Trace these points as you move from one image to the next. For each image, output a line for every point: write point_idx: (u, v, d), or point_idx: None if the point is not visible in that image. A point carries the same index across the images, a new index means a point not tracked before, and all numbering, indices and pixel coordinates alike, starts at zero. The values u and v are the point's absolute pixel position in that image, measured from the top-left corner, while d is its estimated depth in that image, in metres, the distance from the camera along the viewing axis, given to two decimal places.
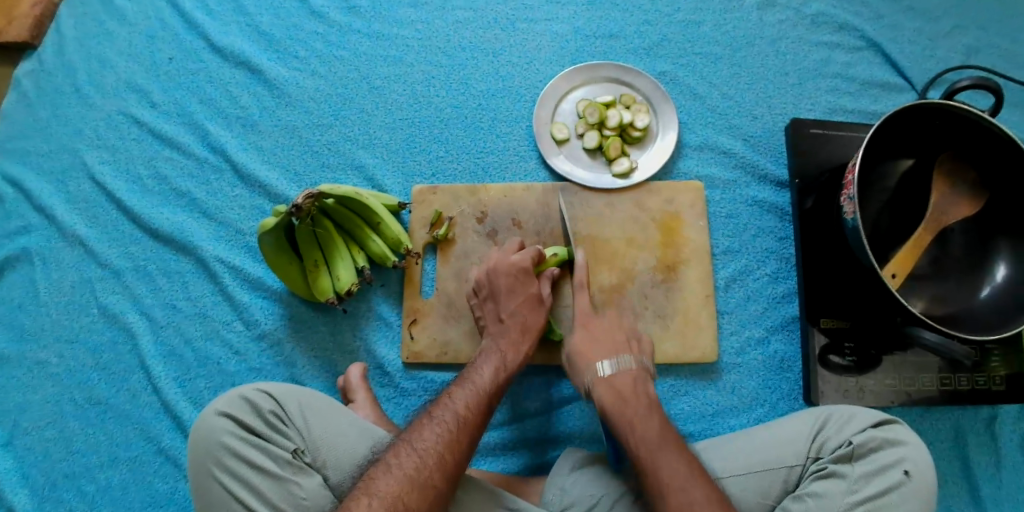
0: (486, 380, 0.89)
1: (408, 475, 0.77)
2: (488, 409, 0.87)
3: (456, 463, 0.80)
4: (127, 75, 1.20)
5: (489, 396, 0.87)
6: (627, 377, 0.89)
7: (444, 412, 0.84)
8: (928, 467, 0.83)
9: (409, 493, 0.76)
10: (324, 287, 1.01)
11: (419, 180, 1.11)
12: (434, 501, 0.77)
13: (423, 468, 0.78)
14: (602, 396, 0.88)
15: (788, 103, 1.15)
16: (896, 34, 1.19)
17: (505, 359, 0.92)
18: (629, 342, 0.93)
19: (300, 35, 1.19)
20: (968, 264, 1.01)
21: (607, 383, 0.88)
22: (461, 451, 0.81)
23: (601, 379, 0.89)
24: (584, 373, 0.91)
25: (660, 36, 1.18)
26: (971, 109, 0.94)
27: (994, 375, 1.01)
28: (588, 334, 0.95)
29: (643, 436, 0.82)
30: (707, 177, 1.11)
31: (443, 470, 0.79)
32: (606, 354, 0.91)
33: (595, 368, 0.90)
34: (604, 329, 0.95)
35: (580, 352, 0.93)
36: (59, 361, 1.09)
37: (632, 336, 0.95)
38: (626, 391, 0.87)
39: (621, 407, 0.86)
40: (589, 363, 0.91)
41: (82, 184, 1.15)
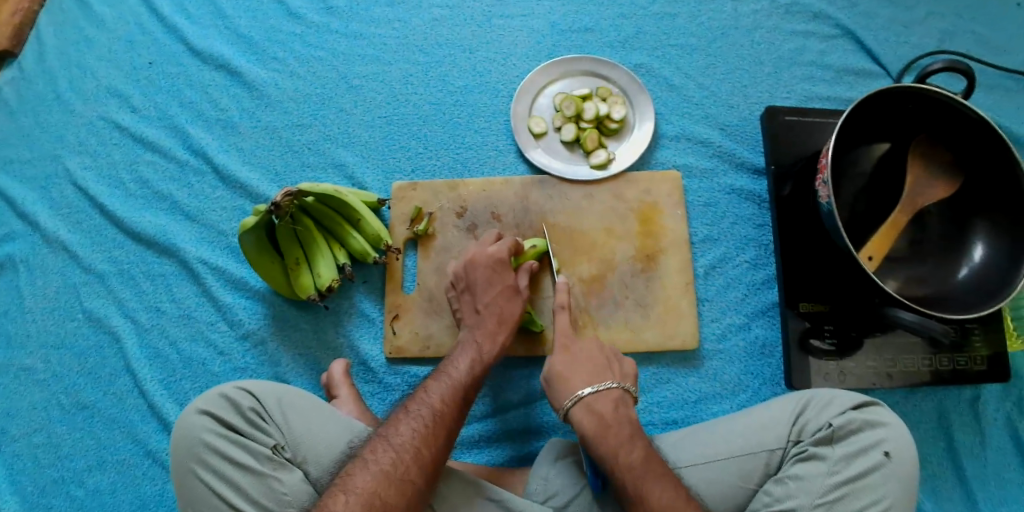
0: (463, 373, 0.90)
1: (384, 471, 0.77)
2: (464, 402, 0.88)
3: (434, 457, 0.81)
4: (108, 81, 1.21)
5: (465, 388, 0.88)
6: (609, 400, 0.87)
7: (420, 406, 0.85)
8: (908, 446, 0.83)
9: (386, 488, 0.76)
10: (305, 285, 1.02)
11: (399, 177, 1.12)
12: (412, 496, 0.77)
13: (399, 463, 0.78)
14: (584, 425, 0.85)
15: (764, 92, 1.16)
16: (870, 21, 1.20)
17: (482, 352, 0.93)
18: (610, 366, 0.92)
19: (279, 36, 1.20)
20: (945, 246, 1.01)
21: (589, 410, 0.86)
22: (438, 445, 0.82)
23: (582, 403, 0.87)
24: (565, 397, 0.89)
25: (635, 29, 1.19)
26: (941, 91, 0.95)
27: (976, 355, 1.01)
28: (569, 356, 0.92)
29: (629, 464, 0.81)
30: (685, 167, 1.12)
31: (420, 465, 0.79)
32: (589, 379, 0.89)
33: (576, 394, 0.87)
34: (585, 349, 0.93)
35: (564, 377, 0.90)
36: (45, 367, 1.09)
37: (611, 357, 0.94)
38: (608, 417, 0.85)
39: (604, 435, 0.84)
40: (572, 388, 0.89)
41: (66, 190, 1.16)
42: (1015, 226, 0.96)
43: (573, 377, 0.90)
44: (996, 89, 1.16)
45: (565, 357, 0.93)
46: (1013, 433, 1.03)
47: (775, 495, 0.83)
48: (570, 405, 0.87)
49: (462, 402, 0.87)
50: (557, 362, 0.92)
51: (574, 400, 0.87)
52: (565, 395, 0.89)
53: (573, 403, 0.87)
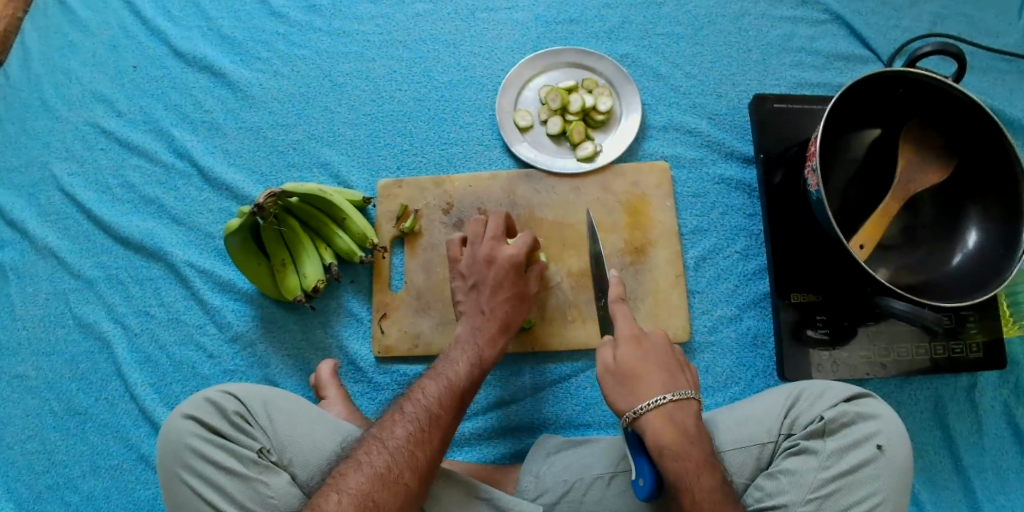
0: (463, 376, 0.88)
1: (378, 473, 0.77)
2: (461, 404, 0.86)
3: (428, 459, 0.80)
4: (92, 85, 1.19)
5: (462, 389, 0.87)
6: (689, 413, 0.79)
7: (416, 408, 0.83)
8: (901, 438, 0.82)
9: (379, 490, 0.76)
10: (292, 286, 1.01)
11: (385, 174, 1.11)
12: (405, 498, 0.77)
13: (394, 466, 0.78)
14: (662, 438, 0.77)
15: (752, 80, 1.14)
16: (859, 6, 1.18)
17: (478, 352, 0.92)
18: (682, 371, 0.83)
19: (262, 36, 1.19)
20: (937, 232, 0.99)
21: (670, 421, 0.78)
22: (432, 447, 0.81)
23: (661, 413, 0.78)
24: (638, 400, 0.80)
25: (621, 19, 1.18)
26: (931, 75, 0.93)
27: (971, 342, 1.00)
28: (641, 351, 0.83)
29: (709, 490, 0.74)
30: (673, 157, 1.11)
31: (414, 467, 0.78)
32: (667, 384, 0.80)
33: (655, 400, 0.78)
34: (658, 349, 0.84)
35: (634, 374, 0.81)
36: (37, 375, 1.07)
37: (681, 361, 0.85)
38: (691, 432, 0.77)
39: (686, 454, 0.76)
40: (646, 392, 0.80)
41: (53, 196, 1.14)
42: (1008, 211, 0.94)
43: (646, 379, 0.81)
44: (988, 71, 1.14)
45: (632, 350, 0.83)
46: (1010, 420, 1.02)
47: (766, 490, 0.82)
48: (644, 410, 0.78)
49: (460, 404, 0.86)
50: (627, 358, 0.82)
51: (651, 406, 0.78)
52: (636, 398, 0.80)
53: (649, 410, 0.78)
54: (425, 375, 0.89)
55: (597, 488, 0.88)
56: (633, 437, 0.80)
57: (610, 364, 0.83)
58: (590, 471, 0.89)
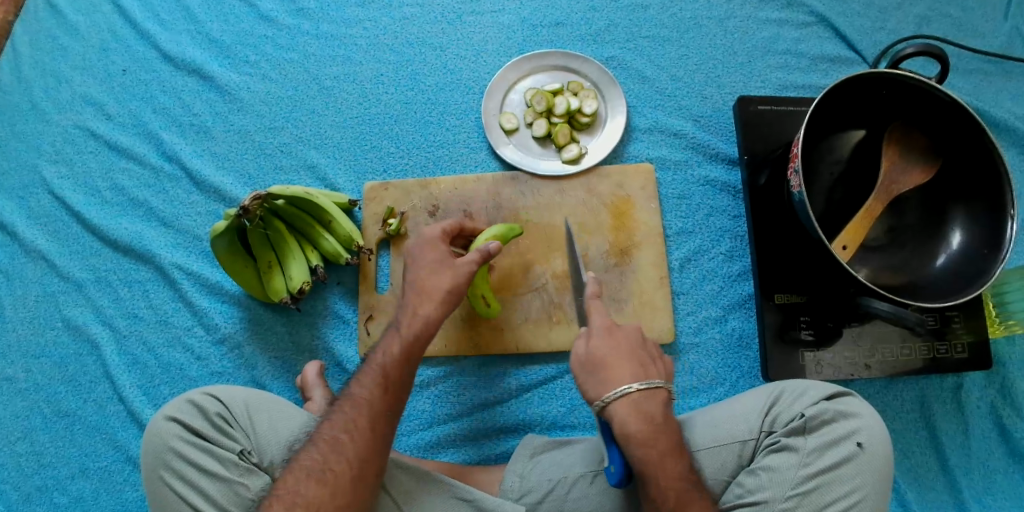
0: (393, 358, 0.85)
1: (304, 467, 0.77)
2: (392, 387, 0.83)
3: (362, 447, 0.79)
4: (82, 88, 1.20)
5: (392, 367, 0.84)
6: (657, 401, 0.78)
7: (356, 426, 0.80)
8: (880, 436, 0.82)
9: (306, 483, 0.75)
10: (277, 288, 1.01)
11: (371, 177, 1.12)
12: (335, 486, 0.76)
13: (320, 457, 0.77)
14: (630, 426, 0.76)
15: (737, 82, 1.15)
16: (844, 8, 1.18)
17: (404, 328, 0.87)
18: (653, 360, 0.82)
19: (250, 39, 1.20)
20: (922, 233, 0.99)
21: (637, 410, 0.77)
22: (361, 433, 0.79)
23: (629, 401, 0.77)
24: (607, 389, 0.78)
25: (607, 22, 1.18)
26: (914, 76, 0.93)
27: (957, 343, 1.00)
28: (614, 343, 0.81)
29: (672, 476, 0.76)
30: (658, 159, 1.11)
31: (341, 454, 0.78)
32: (638, 374, 0.79)
33: (622, 390, 0.77)
34: (627, 337, 0.82)
35: (608, 365, 0.80)
36: (26, 376, 1.08)
37: (651, 350, 0.83)
38: (655, 422, 0.77)
39: (651, 444, 0.76)
40: (615, 382, 0.78)
41: (43, 199, 1.15)
42: (992, 211, 0.94)
43: (615, 371, 0.79)
44: (973, 73, 1.14)
45: (605, 341, 0.81)
46: (997, 421, 1.01)
47: (747, 486, 0.82)
48: (612, 399, 0.77)
49: (388, 382, 0.83)
50: (600, 349, 0.81)
51: (619, 396, 0.77)
52: (606, 388, 0.78)
53: (617, 399, 0.77)
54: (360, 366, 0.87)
55: (581, 486, 0.88)
56: (604, 425, 0.79)
57: (582, 355, 0.82)
58: (573, 469, 0.89)
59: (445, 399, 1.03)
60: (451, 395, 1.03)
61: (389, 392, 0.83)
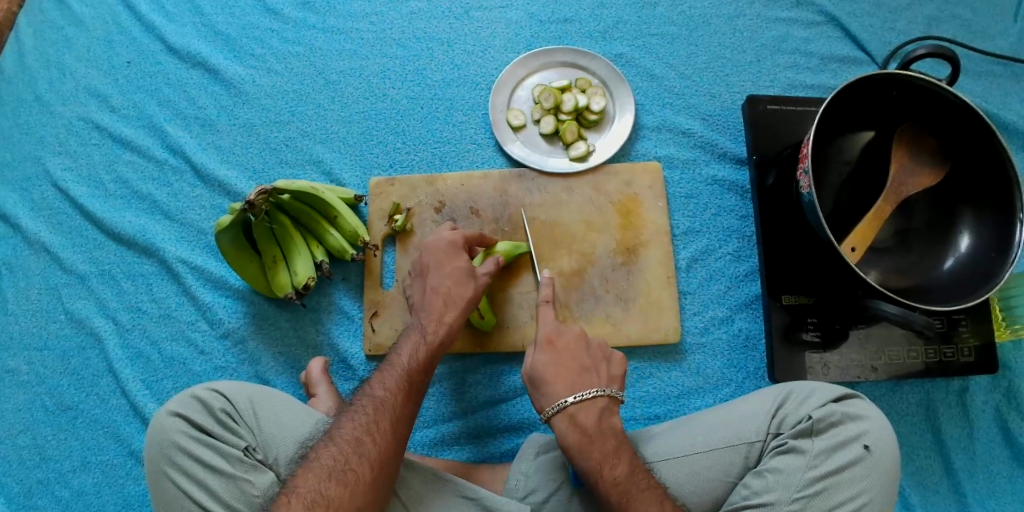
0: (412, 362, 0.87)
1: (325, 467, 0.76)
2: (411, 389, 0.85)
3: (382, 447, 0.79)
4: (87, 80, 1.19)
5: (414, 374, 0.87)
6: (594, 411, 0.85)
7: (375, 425, 0.80)
8: (889, 439, 0.82)
9: (327, 483, 0.75)
10: (282, 283, 1.01)
11: (377, 172, 1.11)
12: (356, 487, 0.75)
13: (342, 459, 0.77)
14: (567, 438, 0.83)
15: (746, 81, 1.14)
16: (854, 8, 1.17)
17: (425, 335, 0.90)
18: (595, 367, 0.89)
19: (256, 33, 1.19)
20: (930, 235, 0.99)
21: (573, 421, 0.84)
22: (383, 435, 0.80)
23: (565, 414, 0.84)
24: (548, 403, 0.86)
25: (615, 19, 1.17)
26: (925, 78, 0.92)
27: (963, 346, 0.99)
28: (556, 356, 0.89)
29: (612, 478, 0.80)
30: (666, 158, 1.10)
31: (363, 455, 0.78)
32: (572, 387, 0.86)
33: (559, 404, 0.84)
34: (569, 348, 0.89)
35: (548, 379, 0.87)
36: (28, 369, 1.07)
37: (596, 357, 0.90)
38: (591, 430, 0.83)
39: (589, 451, 0.82)
40: (555, 395, 0.86)
41: (46, 192, 1.14)
42: (1000, 214, 0.94)
43: (554, 384, 0.86)
44: (983, 75, 1.14)
45: (549, 355, 0.89)
46: (1001, 425, 1.01)
47: (753, 488, 0.81)
48: (553, 413, 0.85)
49: (410, 388, 0.85)
50: (543, 364, 0.88)
51: (556, 410, 0.84)
52: (547, 402, 0.86)
53: (556, 412, 0.85)
54: (375, 369, 0.89)
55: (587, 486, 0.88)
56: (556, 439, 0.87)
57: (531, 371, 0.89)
58: None
59: (449, 396, 1.02)
60: (456, 392, 1.02)
61: (408, 397, 0.84)
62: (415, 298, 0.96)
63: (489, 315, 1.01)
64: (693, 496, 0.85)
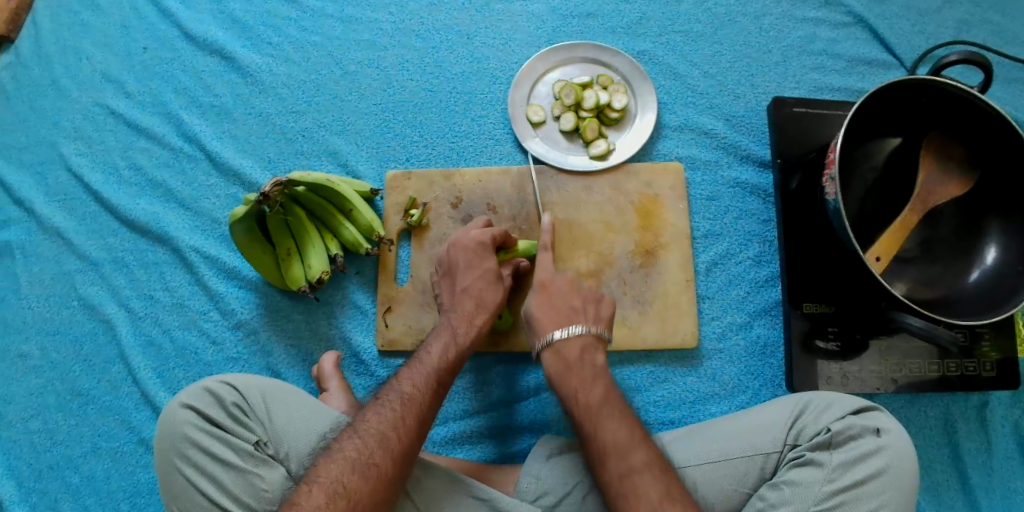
0: (438, 359, 0.86)
1: (349, 459, 0.75)
2: (439, 387, 0.84)
3: (405, 442, 0.78)
4: (103, 65, 1.17)
5: (443, 374, 0.85)
6: (578, 345, 0.86)
7: (400, 421, 0.79)
8: (909, 454, 0.80)
9: (349, 475, 0.74)
10: (296, 276, 0.99)
11: (394, 165, 1.10)
12: (378, 482, 0.75)
13: (366, 452, 0.76)
14: (551, 369, 0.86)
15: (771, 82, 1.12)
16: (884, 10, 1.15)
17: (456, 335, 0.90)
18: (584, 307, 0.90)
19: (274, 20, 1.17)
20: (957, 247, 0.97)
21: (557, 353, 0.86)
22: (408, 432, 0.79)
23: (550, 347, 0.87)
24: (538, 338, 0.89)
25: (639, 15, 1.15)
26: (958, 85, 0.90)
27: (985, 360, 0.97)
28: (546, 297, 0.91)
29: (586, 401, 0.81)
30: (688, 158, 1.08)
31: (387, 450, 0.77)
32: (560, 322, 0.88)
33: (545, 337, 0.88)
34: (563, 293, 0.91)
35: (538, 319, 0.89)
36: (40, 354, 1.07)
37: (588, 298, 0.91)
38: (572, 361, 0.85)
39: (568, 379, 0.84)
40: (542, 330, 0.88)
41: (61, 177, 1.13)
42: None
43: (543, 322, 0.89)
44: (1014, 82, 1.11)
45: (540, 297, 0.91)
46: (1020, 440, 1.00)
47: (769, 500, 0.80)
48: (540, 347, 0.88)
49: (439, 387, 0.85)
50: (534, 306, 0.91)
51: (543, 343, 0.88)
52: (537, 337, 0.89)
53: (543, 346, 0.88)
54: (404, 364, 0.88)
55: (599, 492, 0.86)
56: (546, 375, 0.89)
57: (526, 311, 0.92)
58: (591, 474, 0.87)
59: (463, 395, 1.01)
60: (468, 391, 1.01)
61: (434, 396, 0.83)
62: (445, 300, 0.95)
63: (507, 316, 1.00)
64: (707, 505, 0.84)
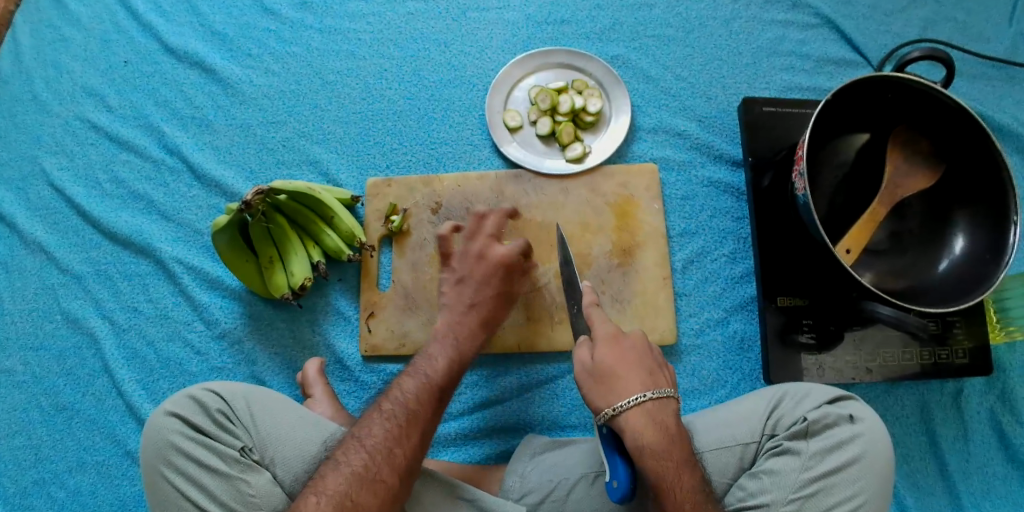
0: (438, 373, 0.88)
1: (356, 474, 0.76)
2: (439, 401, 0.86)
3: (409, 457, 0.79)
4: (83, 79, 1.19)
5: (441, 389, 0.87)
6: (668, 412, 0.77)
7: (405, 439, 0.80)
8: (883, 441, 0.82)
9: (358, 490, 0.75)
10: (279, 284, 1.00)
11: (374, 173, 1.12)
12: (384, 497, 0.76)
13: (373, 466, 0.77)
14: (645, 437, 0.74)
15: (742, 83, 1.15)
16: (850, 11, 1.18)
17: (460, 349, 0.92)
18: (659, 369, 0.80)
19: (253, 32, 1.19)
20: (925, 238, 0.99)
21: (652, 421, 0.75)
22: (412, 446, 0.80)
23: (642, 411, 0.75)
24: (617, 397, 0.76)
25: (612, 20, 1.18)
26: (920, 81, 0.92)
27: (957, 348, 1.00)
28: (618, 350, 0.79)
29: (666, 422, 0.76)
30: (662, 159, 1.11)
31: (393, 465, 0.78)
32: (647, 382, 0.77)
33: (634, 398, 0.75)
34: (636, 346, 0.80)
35: (614, 373, 0.78)
36: (23, 369, 1.07)
37: (658, 359, 0.81)
38: (672, 430, 0.76)
39: (665, 453, 0.75)
40: (626, 390, 0.76)
41: (42, 191, 1.14)
42: (996, 216, 0.94)
43: (625, 342, 0.80)
44: (978, 77, 1.14)
45: (609, 349, 0.79)
46: (995, 426, 1.01)
47: (748, 489, 0.82)
48: (624, 408, 0.75)
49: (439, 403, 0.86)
50: (606, 359, 0.78)
51: (631, 404, 0.75)
52: (615, 396, 0.76)
53: (630, 408, 0.75)
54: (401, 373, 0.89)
55: (580, 488, 0.88)
56: (608, 435, 0.76)
57: (587, 364, 0.79)
58: (574, 470, 0.89)
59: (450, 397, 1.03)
60: None
61: (433, 410, 0.85)
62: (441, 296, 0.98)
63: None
64: None
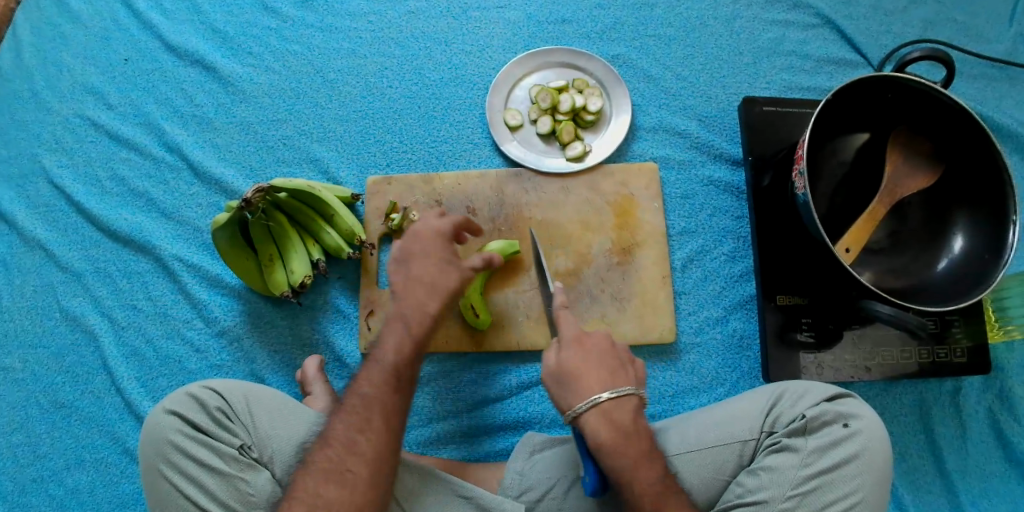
0: (398, 353, 0.84)
1: (324, 470, 0.77)
2: (401, 380, 0.83)
3: (378, 446, 0.78)
4: (83, 77, 1.19)
5: (403, 367, 0.84)
6: (627, 409, 0.77)
7: (367, 427, 0.79)
8: (880, 437, 0.82)
9: (326, 485, 0.76)
10: (278, 281, 1.00)
11: (374, 171, 1.12)
12: (354, 487, 0.76)
13: (337, 460, 0.77)
14: (600, 435, 0.76)
15: (742, 83, 1.15)
16: (850, 11, 1.18)
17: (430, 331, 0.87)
18: (623, 368, 0.80)
19: (253, 30, 1.19)
20: (924, 237, 0.99)
21: (606, 419, 0.76)
22: (376, 432, 0.79)
23: (597, 410, 0.76)
24: (577, 399, 0.77)
25: (613, 20, 1.18)
26: (920, 81, 0.92)
27: (956, 347, 1.00)
28: (583, 352, 0.80)
29: (620, 420, 0.76)
30: (662, 158, 1.11)
31: (359, 455, 0.78)
32: (605, 381, 0.78)
33: (592, 399, 0.76)
34: (600, 346, 0.80)
35: (575, 373, 0.79)
36: (23, 367, 1.07)
37: (622, 357, 0.81)
38: (629, 428, 0.76)
39: (620, 450, 0.75)
40: (586, 391, 0.77)
41: (41, 188, 1.14)
42: (995, 216, 0.94)
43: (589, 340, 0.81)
44: (978, 78, 1.14)
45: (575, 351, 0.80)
46: (994, 425, 1.02)
47: (747, 486, 0.82)
48: (582, 409, 0.76)
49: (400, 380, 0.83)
50: (570, 360, 0.79)
51: (589, 405, 0.76)
52: (577, 397, 0.77)
53: (587, 408, 0.76)
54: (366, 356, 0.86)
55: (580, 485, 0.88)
56: (579, 437, 0.78)
57: (553, 366, 0.80)
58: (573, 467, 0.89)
59: (450, 394, 1.03)
60: (450, 390, 1.03)
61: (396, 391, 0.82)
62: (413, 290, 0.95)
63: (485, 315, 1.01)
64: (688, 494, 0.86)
